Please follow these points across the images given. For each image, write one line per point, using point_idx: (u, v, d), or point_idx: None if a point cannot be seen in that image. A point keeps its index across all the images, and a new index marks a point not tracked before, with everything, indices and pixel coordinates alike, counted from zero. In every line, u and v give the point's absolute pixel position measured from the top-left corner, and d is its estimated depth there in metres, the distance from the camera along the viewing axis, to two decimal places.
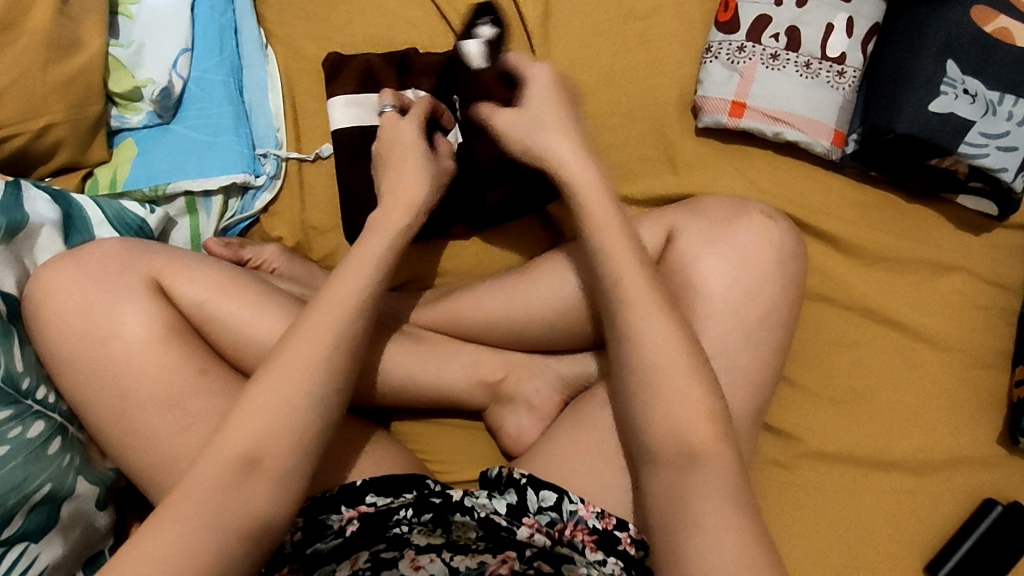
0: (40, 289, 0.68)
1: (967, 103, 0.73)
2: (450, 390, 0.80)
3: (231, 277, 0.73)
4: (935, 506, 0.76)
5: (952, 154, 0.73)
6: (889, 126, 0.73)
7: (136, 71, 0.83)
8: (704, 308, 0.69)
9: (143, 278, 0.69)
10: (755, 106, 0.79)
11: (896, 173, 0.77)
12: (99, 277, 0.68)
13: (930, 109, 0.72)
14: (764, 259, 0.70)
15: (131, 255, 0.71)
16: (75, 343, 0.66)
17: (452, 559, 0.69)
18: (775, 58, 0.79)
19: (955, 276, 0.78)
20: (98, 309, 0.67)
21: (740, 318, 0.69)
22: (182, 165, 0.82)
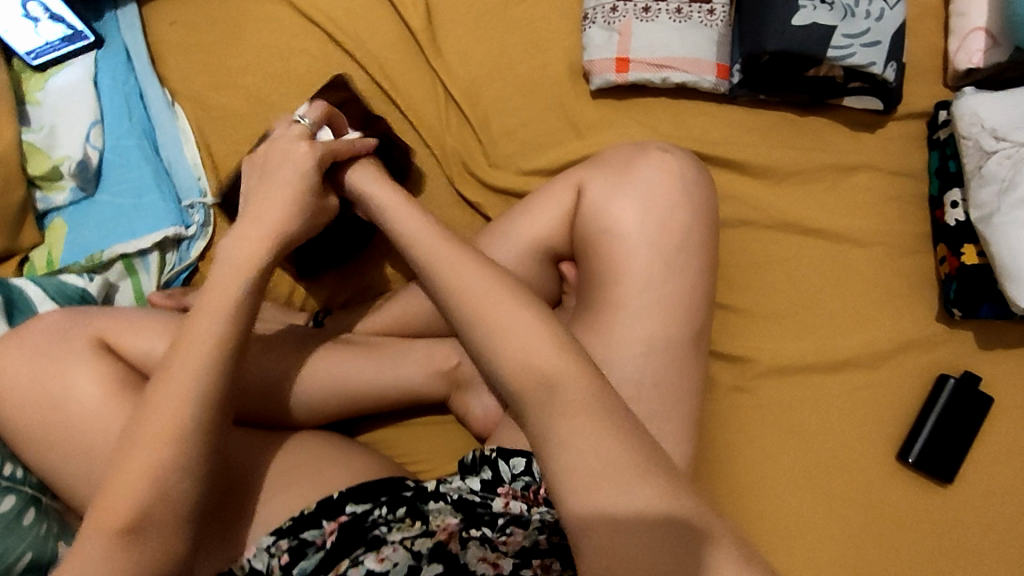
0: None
1: (827, 12, 0.76)
2: (410, 386, 0.82)
3: (174, 322, 0.75)
4: (892, 392, 0.78)
5: (823, 61, 0.77)
6: (761, 47, 0.77)
7: (52, 152, 0.85)
8: (624, 249, 0.71)
9: (85, 338, 0.71)
10: (638, 59, 0.83)
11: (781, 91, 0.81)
12: (43, 346, 0.70)
13: (794, 24, 0.76)
14: (670, 190, 0.72)
15: (74, 321, 0.73)
16: (32, 414, 0.68)
17: (414, 543, 0.70)
18: (647, 10, 0.83)
19: (859, 175, 0.82)
20: (48, 377, 0.68)
21: (660, 251, 0.71)
22: (114, 230, 0.85)
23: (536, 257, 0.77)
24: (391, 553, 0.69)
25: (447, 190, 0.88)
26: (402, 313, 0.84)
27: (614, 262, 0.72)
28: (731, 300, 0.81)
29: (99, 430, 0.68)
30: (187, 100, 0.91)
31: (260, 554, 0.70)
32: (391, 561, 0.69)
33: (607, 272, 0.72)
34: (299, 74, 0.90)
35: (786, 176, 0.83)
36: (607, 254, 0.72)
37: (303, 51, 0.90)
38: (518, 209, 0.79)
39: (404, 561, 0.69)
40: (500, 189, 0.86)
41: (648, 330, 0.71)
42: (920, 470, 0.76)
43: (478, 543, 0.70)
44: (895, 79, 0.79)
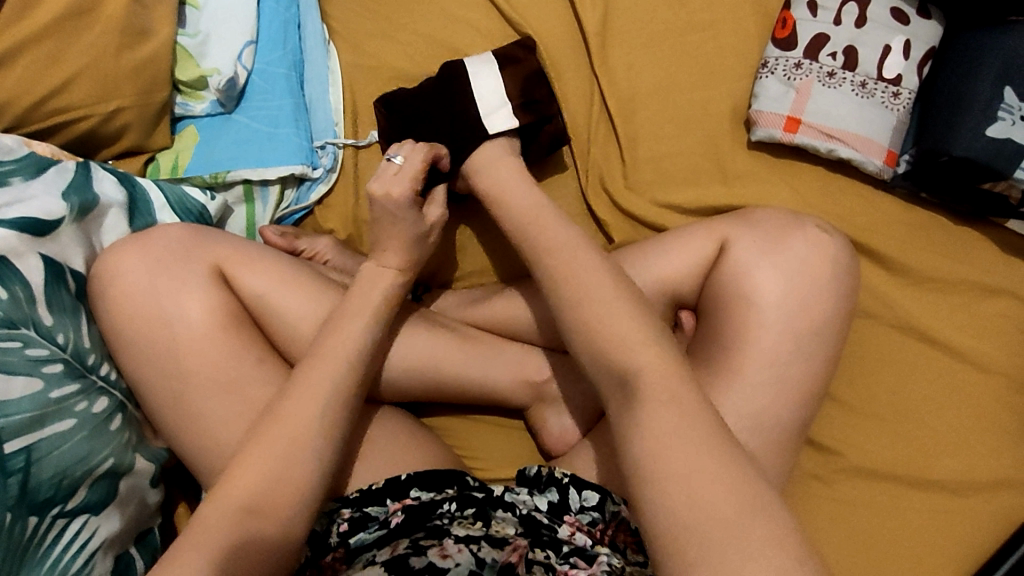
0: (107, 268, 0.69)
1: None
2: (495, 387, 0.82)
3: (292, 268, 0.74)
4: (973, 528, 0.76)
5: (1006, 179, 0.74)
6: (945, 148, 0.75)
7: (202, 61, 0.85)
8: (756, 318, 0.70)
9: (205, 263, 0.71)
10: (810, 123, 0.80)
11: (947, 195, 0.79)
12: (164, 261, 0.69)
13: (987, 134, 0.73)
14: (819, 272, 0.71)
15: (193, 243, 0.72)
16: (140, 325, 0.68)
17: (480, 550, 0.68)
18: (832, 76, 0.80)
19: (999, 300, 0.79)
20: (164, 292, 0.68)
21: (791, 328, 0.70)
22: (243, 154, 0.84)
23: (660, 295, 0.76)
24: (455, 553, 0.67)
25: (578, 201, 0.86)
26: (504, 313, 0.83)
27: (741, 325, 0.70)
28: (834, 390, 0.79)
29: (201, 356, 0.67)
30: (343, 42, 0.89)
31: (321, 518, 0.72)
32: (455, 560, 0.67)
33: (731, 334, 0.70)
34: (461, 46, 0.88)
35: (925, 281, 0.80)
36: (739, 312, 0.70)
37: (470, 24, 0.88)
38: (654, 243, 0.78)
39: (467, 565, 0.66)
40: (632, 216, 0.84)
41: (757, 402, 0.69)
42: None
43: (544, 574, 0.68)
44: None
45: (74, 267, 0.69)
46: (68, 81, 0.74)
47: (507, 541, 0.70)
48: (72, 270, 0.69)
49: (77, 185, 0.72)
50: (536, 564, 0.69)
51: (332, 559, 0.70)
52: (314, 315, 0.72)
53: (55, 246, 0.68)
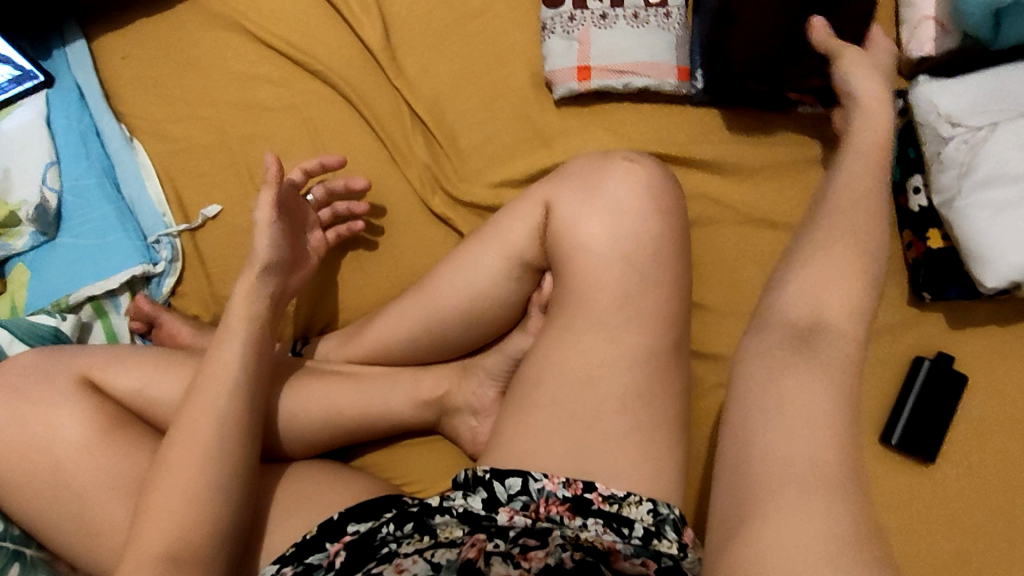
0: None
1: None
2: (395, 414, 0.83)
3: (155, 358, 0.75)
4: (869, 380, 0.80)
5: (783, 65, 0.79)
6: None
7: (9, 197, 0.83)
8: (595, 262, 0.74)
9: (71, 375, 0.70)
10: (600, 66, 0.83)
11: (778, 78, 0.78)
12: (21, 390, 0.69)
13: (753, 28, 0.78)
14: (639, 202, 0.75)
15: (55, 361, 0.72)
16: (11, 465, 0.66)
17: (433, 555, 0.69)
18: (604, 17, 0.83)
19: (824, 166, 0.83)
20: (27, 423, 0.67)
21: (630, 261, 0.73)
22: (78, 273, 0.83)
23: (508, 269, 0.79)
24: (410, 565, 0.68)
25: (420, 208, 0.87)
26: (383, 342, 0.83)
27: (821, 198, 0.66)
28: (707, 300, 0.82)
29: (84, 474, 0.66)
30: (145, 134, 0.89)
31: None
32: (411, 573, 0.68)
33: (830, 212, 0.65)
34: (261, 102, 0.89)
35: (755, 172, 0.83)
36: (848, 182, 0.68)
37: (263, 78, 0.89)
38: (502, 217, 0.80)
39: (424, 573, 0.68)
40: (471, 204, 0.86)
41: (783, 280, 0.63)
42: (903, 453, 0.78)
43: (501, 561, 0.69)
44: None
45: None
46: None
47: (457, 543, 0.70)
48: None
49: None
50: (492, 555, 0.69)
51: None
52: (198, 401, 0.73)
53: None
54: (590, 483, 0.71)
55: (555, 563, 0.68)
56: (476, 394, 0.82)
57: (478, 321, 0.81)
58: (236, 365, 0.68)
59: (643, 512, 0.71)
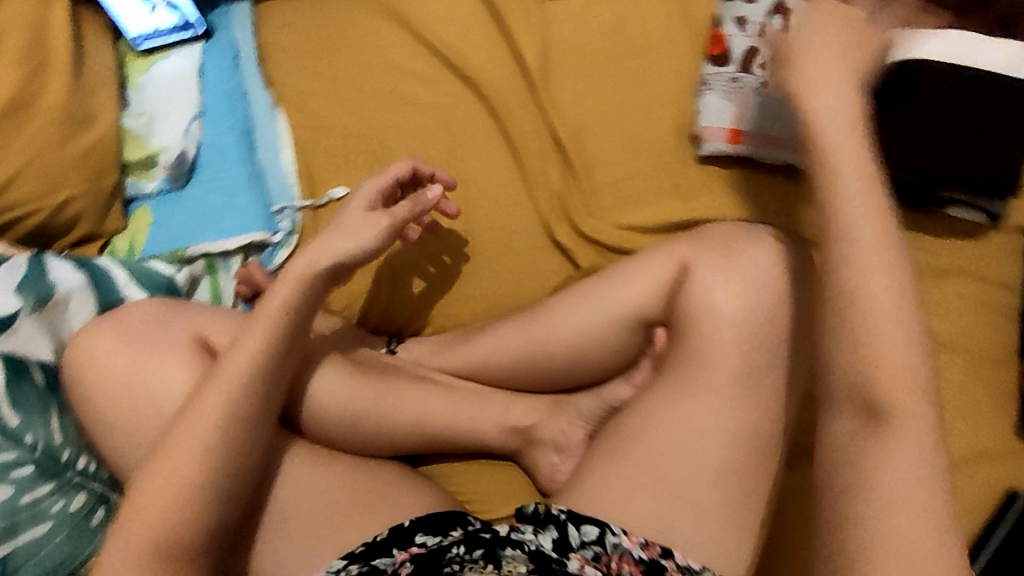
0: (79, 355, 0.68)
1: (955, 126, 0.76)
2: (478, 433, 0.82)
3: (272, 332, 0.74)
4: (962, 503, 0.78)
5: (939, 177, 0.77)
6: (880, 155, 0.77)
7: (150, 140, 0.85)
8: (716, 329, 0.73)
9: (187, 335, 0.69)
10: (754, 133, 0.82)
11: (929, 176, 0.77)
12: (137, 338, 0.68)
13: (916, 133, 0.76)
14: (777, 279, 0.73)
15: (168, 320, 0.70)
16: (117, 411, 0.66)
17: None
18: (768, 85, 0.83)
19: (956, 278, 0.82)
20: (139, 374, 0.66)
21: (755, 334, 0.73)
22: (200, 228, 0.83)
23: (620, 316, 0.78)
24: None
25: (540, 233, 0.87)
26: (483, 361, 0.83)
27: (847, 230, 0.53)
28: None
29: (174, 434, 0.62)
30: (288, 104, 0.88)
31: None
32: None
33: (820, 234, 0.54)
34: (406, 96, 0.89)
35: None
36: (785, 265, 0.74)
37: (414, 73, 0.89)
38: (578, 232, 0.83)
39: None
40: (595, 241, 0.85)
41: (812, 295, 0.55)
42: None
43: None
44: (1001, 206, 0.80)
45: (38, 358, 0.68)
46: (13, 178, 0.75)
47: None
48: (37, 360, 0.68)
49: (33, 277, 0.71)
50: None
51: None
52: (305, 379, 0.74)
53: (16, 340, 0.67)
54: (668, 550, 0.70)
55: None
56: (564, 429, 0.81)
57: (584, 361, 0.80)
58: None
59: None
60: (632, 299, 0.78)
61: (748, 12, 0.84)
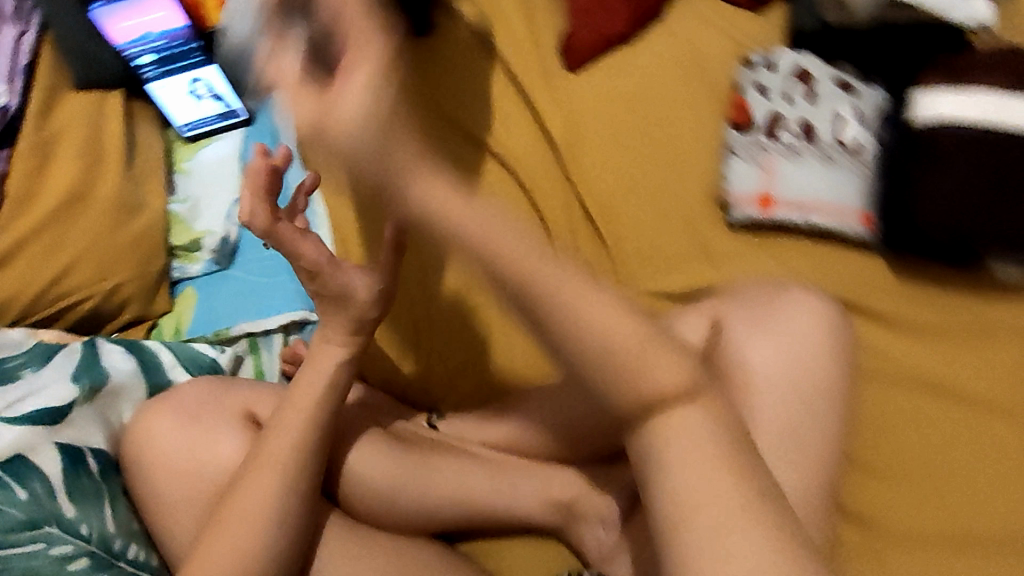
0: (135, 436, 0.69)
1: (986, 188, 0.75)
2: (519, 509, 0.80)
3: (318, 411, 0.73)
4: None
5: (971, 238, 0.77)
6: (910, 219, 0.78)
7: (194, 224, 0.89)
8: (753, 386, 0.74)
9: (237, 409, 0.70)
10: (783, 197, 0.83)
11: (963, 236, 0.77)
12: (194, 415, 0.69)
13: (943, 194, 0.76)
14: (812, 338, 0.75)
15: (222, 394, 0.72)
16: (179, 488, 0.66)
17: None
18: (793, 151, 0.84)
19: (1004, 339, 0.79)
20: (198, 448, 0.67)
21: (798, 391, 0.73)
22: (242, 308, 0.86)
23: None
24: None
25: None
26: (520, 431, 0.83)
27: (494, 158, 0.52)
28: (864, 457, 0.77)
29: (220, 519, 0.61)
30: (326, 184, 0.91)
31: None
32: None
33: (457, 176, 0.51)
34: None
35: (928, 332, 0.80)
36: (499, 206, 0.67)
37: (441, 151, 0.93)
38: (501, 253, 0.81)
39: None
40: None
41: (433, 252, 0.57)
42: None
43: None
44: None
45: (94, 446, 0.68)
46: (69, 266, 0.79)
47: None
48: (93, 448, 0.68)
49: (87, 363, 0.73)
50: None
51: None
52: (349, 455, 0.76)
53: (73, 431, 0.68)
54: None
55: None
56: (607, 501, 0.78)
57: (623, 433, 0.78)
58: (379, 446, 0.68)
59: None
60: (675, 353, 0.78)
61: (768, 81, 0.87)
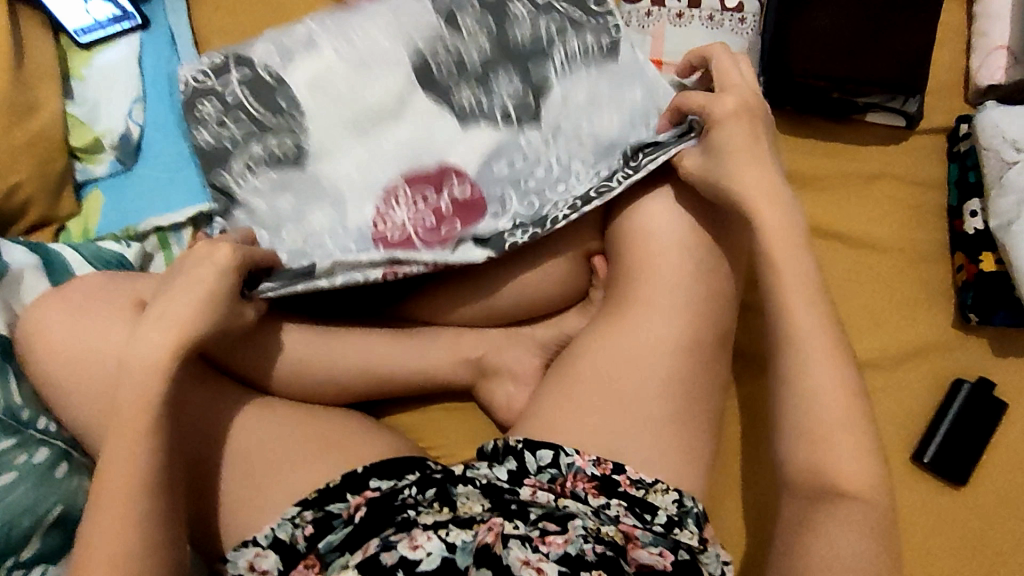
0: (32, 325, 0.70)
1: (852, 36, 0.80)
2: (436, 372, 0.85)
3: None
4: (907, 394, 0.80)
5: (845, 85, 0.82)
6: (793, 74, 0.82)
7: (95, 125, 0.89)
8: (650, 245, 0.78)
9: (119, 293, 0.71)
10: (671, 62, 0.85)
11: (841, 83, 0.81)
12: (81, 302, 0.70)
13: (818, 43, 0.81)
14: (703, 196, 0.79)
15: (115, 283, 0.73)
16: (76, 369, 0.67)
17: (449, 534, 0.67)
18: (680, 16, 0.85)
19: (881, 183, 0.84)
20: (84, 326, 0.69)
21: (689, 247, 0.77)
22: (150, 204, 0.87)
23: (562, 246, 0.83)
24: (426, 542, 0.67)
25: None
26: (433, 303, 0.87)
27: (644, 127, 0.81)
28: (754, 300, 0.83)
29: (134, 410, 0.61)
30: None
31: (283, 525, 0.71)
32: (425, 549, 0.66)
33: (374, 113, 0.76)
34: None
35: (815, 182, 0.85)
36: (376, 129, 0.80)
37: None
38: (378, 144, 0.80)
39: (440, 552, 0.66)
40: None
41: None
42: (935, 474, 0.78)
43: (519, 545, 0.67)
44: (917, 110, 0.83)
45: None
46: None
47: (475, 519, 0.69)
48: None
49: None
50: (510, 538, 0.68)
51: (306, 565, 0.70)
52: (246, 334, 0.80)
53: None
54: (620, 465, 0.72)
55: (576, 553, 0.66)
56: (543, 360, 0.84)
57: (531, 295, 0.84)
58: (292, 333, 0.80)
59: (669, 502, 0.72)
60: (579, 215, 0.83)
61: None
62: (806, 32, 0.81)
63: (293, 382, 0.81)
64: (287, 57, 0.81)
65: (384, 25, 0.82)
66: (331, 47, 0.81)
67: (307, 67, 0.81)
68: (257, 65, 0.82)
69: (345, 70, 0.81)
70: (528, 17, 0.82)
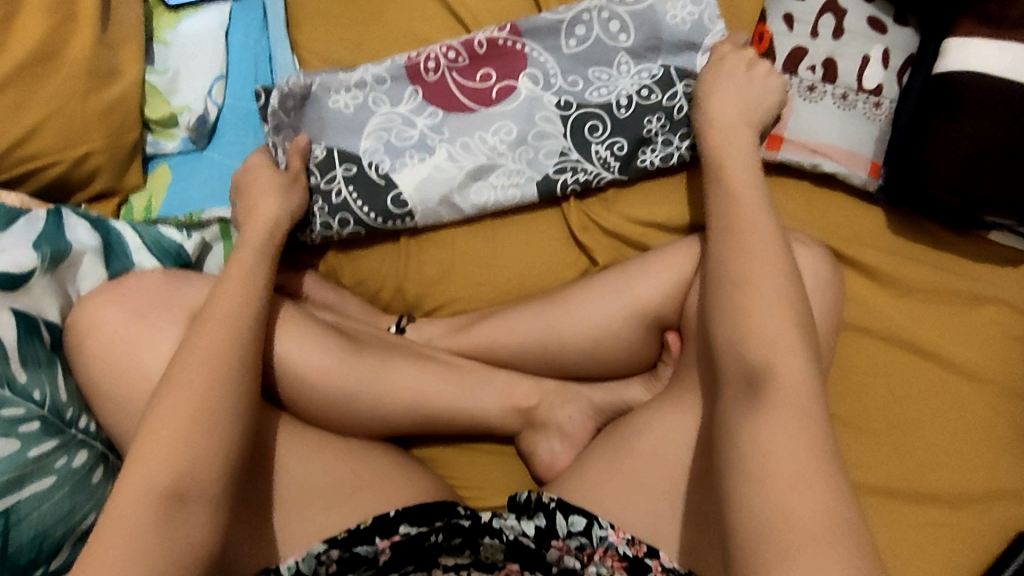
0: (85, 319, 0.67)
1: (997, 149, 0.72)
2: (484, 418, 0.81)
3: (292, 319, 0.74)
4: (974, 538, 0.74)
5: (976, 202, 0.74)
6: (921, 181, 0.75)
7: (172, 98, 0.85)
8: None
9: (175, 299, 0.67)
10: (793, 139, 0.80)
11: (970, 198, 0.74)
12: (137, 304, 0.67)
13: (955, 151, 0.73)
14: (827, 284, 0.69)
15: (174, 288, 0.69)
16: (123, 376, 0.65)
17: None
18: (811, 90, 0.81)
19: (989, 307, 0.79)
20: (134, 330, 0.66)
21: None
22: (215, 192, 0.84)
23: (639, 314, 0.77)
24: None
25: (557, 222, 0.87)
26: (492, 343, 0.82)
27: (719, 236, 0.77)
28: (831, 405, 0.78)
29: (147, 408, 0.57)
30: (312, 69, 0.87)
31: (307, 559, 0.65)
32: None
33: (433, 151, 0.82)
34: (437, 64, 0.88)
35: (916, 291, 0.80)
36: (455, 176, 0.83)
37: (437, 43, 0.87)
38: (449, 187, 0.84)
39: None
40: (617, 236, 0.85)
41: (494, 47, 0.84)
42: None
43: None
44: None
45: (48, 318, 0.68)
46: (35, 128, 0.73)
47: (496, 566, 0.70)
48: (46, 321, 0.67)
49: (49, 234, 0.71)
50: None
51: None
52: (295, 353, 0.73)
53: (27, 299, 0.67)
54: (654, 550, 0.65)
55: None
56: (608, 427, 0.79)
57: (597, 356, 0.80)
58: (339, 354, 0.75)
59: None
60: (668, 282, 0.76)
61: (797, 10, 0.83)
62: (941, 139, 0.73)
63: (332, 411, 0.74)
64: (399, 159, 0.84)
65: (499, 133, 0.84)
66: (445, 152, 0.84)
67: (419, 171, 0.83)
68: (365, 164, 0.84)
69: (460, 177, 0.83)
70: (662, 140, 0.82)
